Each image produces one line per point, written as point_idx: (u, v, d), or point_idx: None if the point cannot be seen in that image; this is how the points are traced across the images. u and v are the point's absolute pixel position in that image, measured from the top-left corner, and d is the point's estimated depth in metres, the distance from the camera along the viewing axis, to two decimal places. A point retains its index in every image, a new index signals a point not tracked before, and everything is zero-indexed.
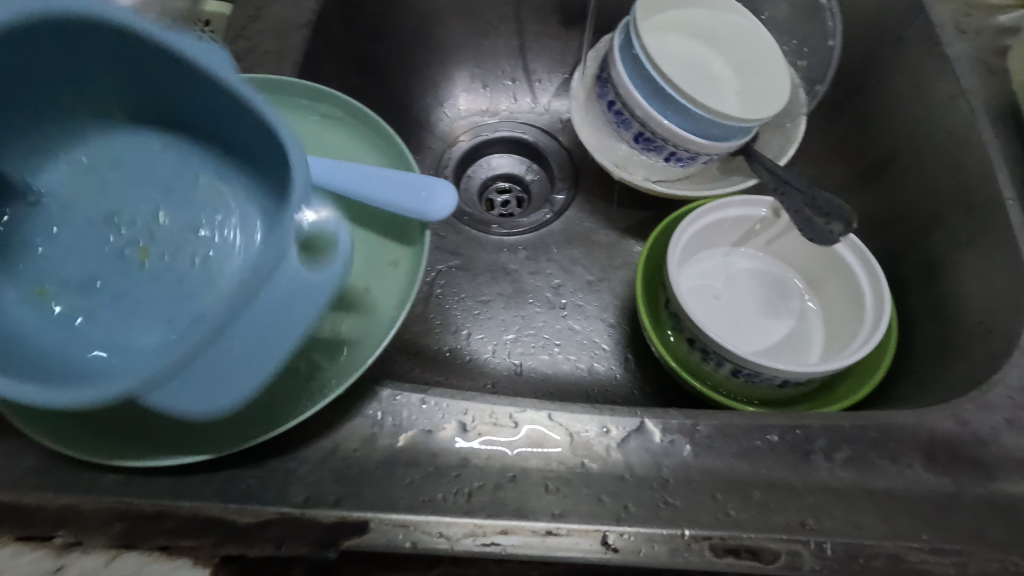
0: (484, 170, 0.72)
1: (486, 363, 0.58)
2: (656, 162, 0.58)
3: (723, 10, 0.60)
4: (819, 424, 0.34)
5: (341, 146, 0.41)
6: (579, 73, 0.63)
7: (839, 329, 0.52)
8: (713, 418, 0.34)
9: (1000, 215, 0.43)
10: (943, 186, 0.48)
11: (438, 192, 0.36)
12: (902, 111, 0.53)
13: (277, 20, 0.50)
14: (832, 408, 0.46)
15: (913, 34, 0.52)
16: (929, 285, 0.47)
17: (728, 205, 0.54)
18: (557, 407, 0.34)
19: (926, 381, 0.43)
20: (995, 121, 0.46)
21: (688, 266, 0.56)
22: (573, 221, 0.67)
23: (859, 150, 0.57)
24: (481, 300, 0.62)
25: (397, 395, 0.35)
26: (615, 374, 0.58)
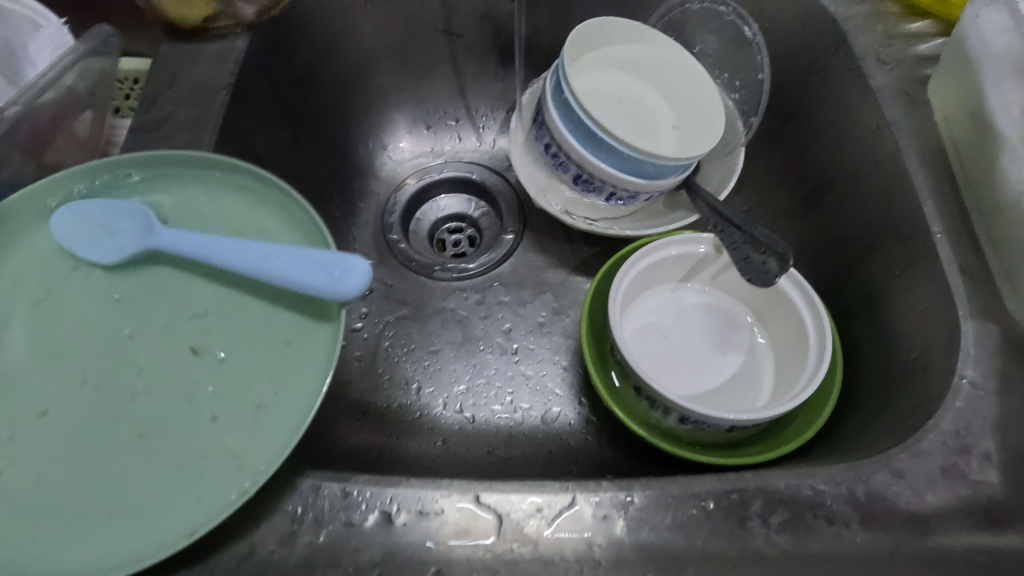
0: (433, 212, 0.70)
1: (438, 417, 0.57)
2: (597, 202, 0.57)
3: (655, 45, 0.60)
4: (754, 486, 0.33)
5: (261, 222, 0.40)
6: (517, 115, 0.62)
7: (786, 363, 0.51)
8: (646, 488, 0.33)
9: (929, 248, 0.43)
10: (876, 217, 0.48)
11: (351, 269, 0.35)
12: (834, 141, 0.53)
13: (192, 85, 0.49)
14: (780, 451, 0.45)
15: (839, 64, 0.52)
16: (870, 318, 0.47)
17: (669, 245, 0.53)
18: (485, 487, 0.33)
19: (869, 421, 0.42)
20: (920, 153, 0.46)
21: (635, 306, 0.55)
22: (523, 260, 0.66)
23: (799, 178, 0.56)
24: (431, 350, 0.60)
25: (319, 486, 0.33)
26: (569, 420, 0.56)
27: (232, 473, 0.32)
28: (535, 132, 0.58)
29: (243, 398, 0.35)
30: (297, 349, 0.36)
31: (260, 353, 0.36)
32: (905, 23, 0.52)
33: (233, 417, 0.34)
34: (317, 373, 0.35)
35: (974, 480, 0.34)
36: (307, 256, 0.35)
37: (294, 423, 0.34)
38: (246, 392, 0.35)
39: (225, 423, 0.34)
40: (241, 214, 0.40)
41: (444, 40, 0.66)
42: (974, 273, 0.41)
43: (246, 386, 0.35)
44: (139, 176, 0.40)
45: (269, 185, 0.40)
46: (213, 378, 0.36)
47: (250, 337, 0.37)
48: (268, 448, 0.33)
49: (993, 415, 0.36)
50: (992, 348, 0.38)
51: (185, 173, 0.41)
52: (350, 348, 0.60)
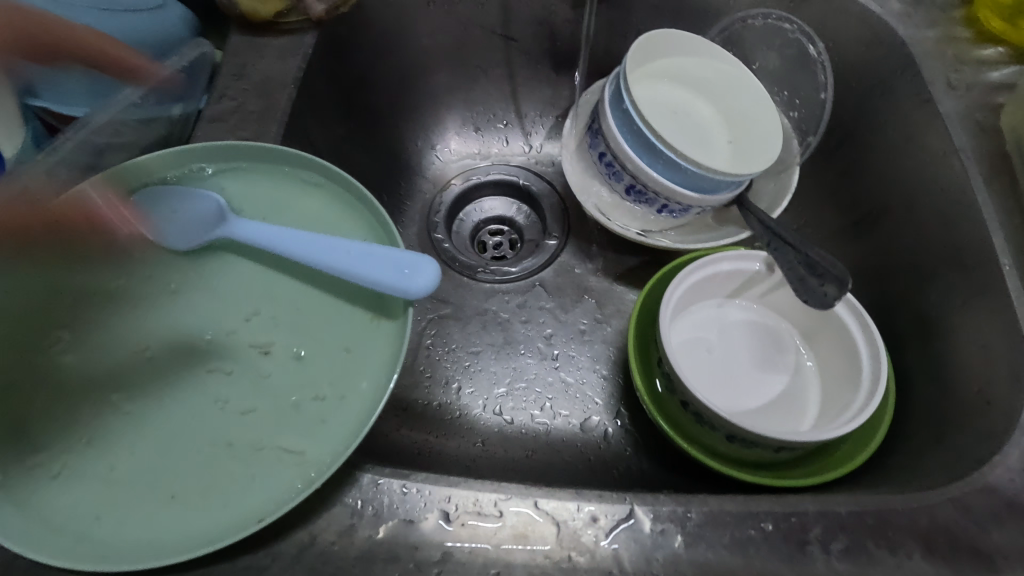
0: (477, 213, 0.71)
1: (476, 418, 0.57)
2: (648, 214, 0.57)
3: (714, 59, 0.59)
4: (815, 510, 0.33)
5: (328, 218, 0.41)
6: (569, 121, 0.63)
7: (835, 387, 0.51)
8: (705, 505, 0.33)
9: (997, 280, 0.42)
10: (937, 245, 0.47)
11: (421, 268, 0.35)
12: (895, 165, 0.52)
13: (262, 77, 0.50)
14: (831, 475, 0.44)
15: (905, 88, 0.52)
16: (926, 347, 0.47)
17: (721, 260, 0.53)
18: (542, 493, 0.33)
19: (925, 451, 0.42)
20: (989, 182, 0.45)
21: (682, 319, 0.55)
22: (566, 267, 0.66)
23: (854, 200, 0.56)
24: (472, 351, 0.61)
25: (378, 480, 0.34)
26: (608, 430, 0.56)
27: (297, 463, 0.33)
28: (589, 140, 0.58)
29: (308, 388, 0.35)
30: (361, 344, 0.36)
31: (324, 346, 0.37)
32: (976, 49, 0.51)
33: (299, 408, 0.35)
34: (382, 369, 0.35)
35: None
36: (378, 253, 0.36)
37: (358, 415, 0.34)
38: (311, 383, 0.36)
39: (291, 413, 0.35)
40: (309, 208, 0.41)
41: (500, 44, 0.66)
42: None
43: (312, 377, 0.36)
44: (213, 167, 0.41)
45: (340, 180, 0.41)
46: (281, 366, 0.36)
47: (315, 330, 0.37)
48: (333, 440, 0.34)
49: None
50: None
51: (256, 165, 0.42)
52: None
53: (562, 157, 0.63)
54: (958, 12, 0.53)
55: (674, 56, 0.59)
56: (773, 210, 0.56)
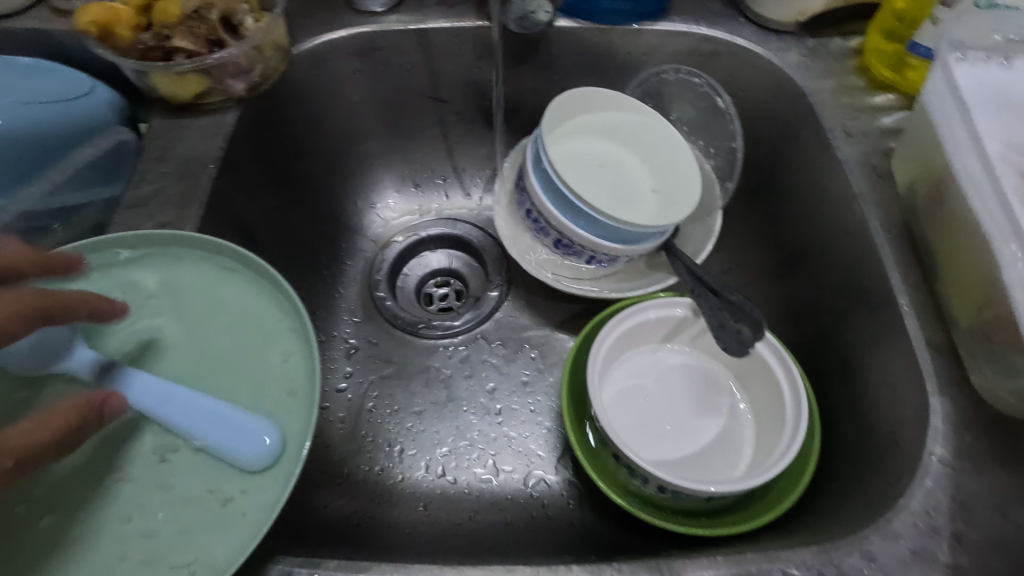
0: (420, 269, 0.71)
1: (419, 481, 0.57)
2: (578, 265, 0.59)
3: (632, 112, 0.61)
4: (726, 571, 0.33)
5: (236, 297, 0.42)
6: (499, 178, 0.64)
7: (765, 428, 0.51)
8: (618, 573, 0.33)
9: (898, 320, 0.44)
10: (848, 286, 0.49)
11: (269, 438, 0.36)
12: (807, 208, 0.54)
13: (183, 159, 0.51)
14: (761, 521, 0.44)
15: (809, 135, 0.54)
16: (845, 386, 0.48)
17: (648, 308, 0.54)
18: (455, 571, 0.33)
19: (846, 493, 0.42)
20: (887, 224, 0.47)
21: (616, 368, 0.56)
22: (508, 318, 0.66)
23: (775, 241, 0.58)
24: (415, 411, 0.60)
25: (289, 572, 0.33)
26: (552, 484, 0.56)
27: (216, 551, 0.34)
28: (517, 197, 0.60)
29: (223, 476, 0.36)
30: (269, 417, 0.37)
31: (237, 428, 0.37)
32: (869, 96, 0.54)
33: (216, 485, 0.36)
34: (300, 434, 0.37)
35: (946, 563, 0.34)
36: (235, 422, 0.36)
37: (274, 493, 0.35)
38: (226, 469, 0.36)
39: (208, 494, 0.35)
40: (216, 289, 0.42)
41: (432, 106, 0.68)
42: (941, 346, 0.41)
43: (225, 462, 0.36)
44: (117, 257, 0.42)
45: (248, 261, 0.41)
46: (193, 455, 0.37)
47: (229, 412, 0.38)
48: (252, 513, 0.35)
49: (962, 494, 0.36)
50: (962, 424, 0.38)
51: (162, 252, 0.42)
52: (334, 410, 0.60)
53: (495, 212, 0.64)
54: (852, 62, 0.56)
55: (593, 112, 0.61)
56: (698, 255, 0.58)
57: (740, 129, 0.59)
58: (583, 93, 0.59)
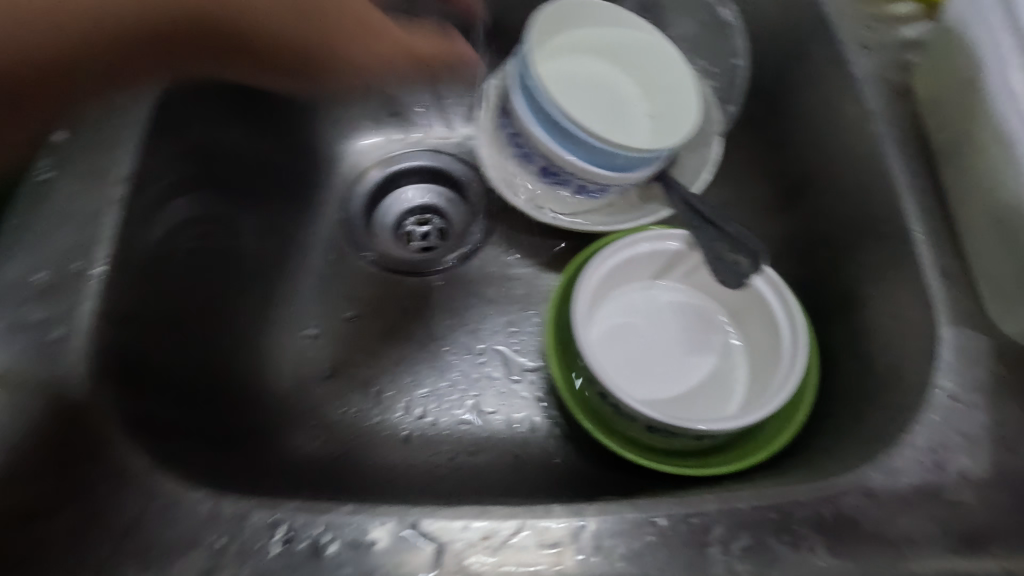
0: (399, 204, 0.66)
1: (397, 423, 0.54)
2: (566, 195, 0.54)
3: (628, 28, 0.55)
4: (717, 510, 0.31)
5: None
6: (482, 101, 0.60)
7: (760, 366, 0.49)
8: (600, 513, 0.31)
9: (908, 248, 0.40)
10: (856, 214, 0.45)
11: None
12: (815, 132, 0.50)
13: None
14: (752, 460, 0.43)
15: (821, 49, 0.49)
16: (848, 321, 0.45)
17: (639, 241, 0.51)
18: (425, 513, 0.31)
19: (843, 432, 0.40)
20: (904, 145, 0.43)
21: (605, 305, 0.52)
22: (492, 255, 0.62)
23: (778, 170, 0.54)
24: (393, 352, 0.57)
25: (242, 513, 0.31)
26: (536, 425, 0.54)
27: None
28: (500, 121, 0.55)
29: None
30: None
31: None
32: (888, 4, 0.48)
33: None
34: None
35: (952, 501, 0.32)
36: None
37: None
38: None
39: None
40: None
41: None
42: (956, 276, 0.38)
43: None
44: None
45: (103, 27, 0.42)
46: None
47: None
48: None
49: (970, 430, 0.33)
50: (972, 357, 0.35)
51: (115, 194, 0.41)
52: (306, 353, 0.56)
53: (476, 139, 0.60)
54: None
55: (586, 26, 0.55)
56: (695, 184, 0.53)
57: (746, 45, 0.55)
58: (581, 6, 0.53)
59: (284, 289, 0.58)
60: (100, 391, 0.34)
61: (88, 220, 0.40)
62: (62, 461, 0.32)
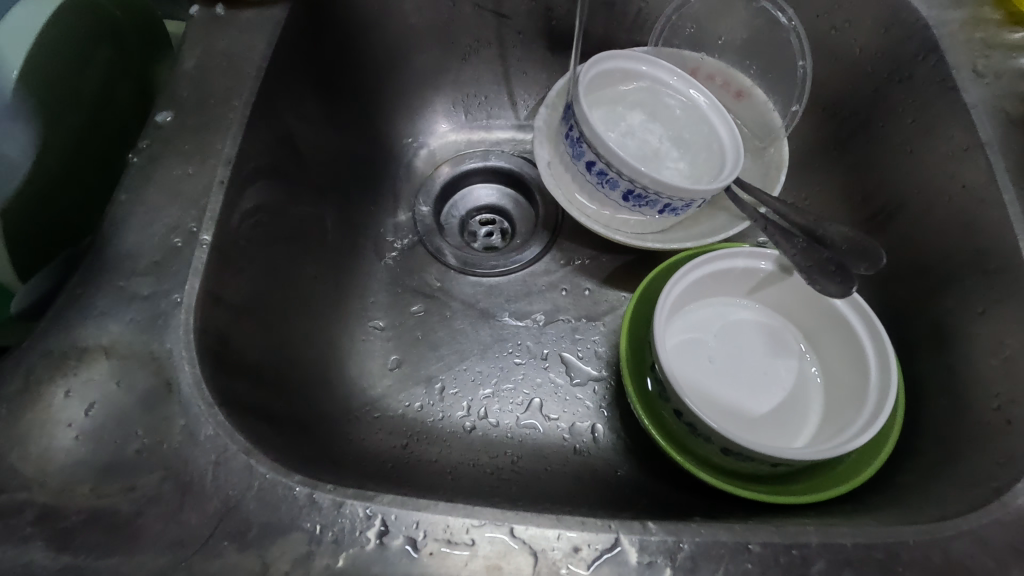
0: (465, 202, 0.66)
1: (458, 422, 0.54)
2: (649, 217, 0.52)
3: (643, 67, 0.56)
4: (818, 543, 0.30)
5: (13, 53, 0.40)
6: (544, 108, 0.58)
7: (838, 394, 0.47)
8: (696, 535, 0.30)
9: (1021, 286, 0.40)
10: (957, 246, 0.44)
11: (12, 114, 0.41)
12: (913, 159, 0.48)
13: (225, 57, 0.47)
14: (831, 492, 0.41)
15: (927, 73, 0.48)
16: (941, 357, 0.43)
17: (721, 259, 0.50)
18: (519, 519, 0.30)
19: (935, 471, 0.39)
20: (1017, 179, 0.41)
21: (679, 319, 0.51)
22: (558, 260, 0.62)
23: (864, 195, 0.52)
24: (457, 349, 0.57)
25: (339, 503, 0.31)
26: (598, 436, 0.53)
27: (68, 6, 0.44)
28: (570, 150, 0.52)
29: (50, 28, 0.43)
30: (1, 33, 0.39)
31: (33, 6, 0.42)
32: (1005, 33, 0.47)
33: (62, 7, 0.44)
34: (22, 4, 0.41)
35: None
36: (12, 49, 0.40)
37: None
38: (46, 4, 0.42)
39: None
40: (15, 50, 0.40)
41: (491, 22, 0.61)
42: None
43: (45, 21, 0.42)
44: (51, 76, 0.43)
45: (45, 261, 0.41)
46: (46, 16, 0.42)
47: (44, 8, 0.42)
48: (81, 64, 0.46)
49: None
50: None
51: (218, 176, 0.42)
52: (373, 343, 0.57)
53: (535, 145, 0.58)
54: None
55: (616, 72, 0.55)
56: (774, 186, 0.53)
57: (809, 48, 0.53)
58: (633, 55, 0.56)
59: (355, 279, 0.58)
60: (201, 367, 0.35)
61: (192, 200, 0.41)
62: (167, 435, 0.33)
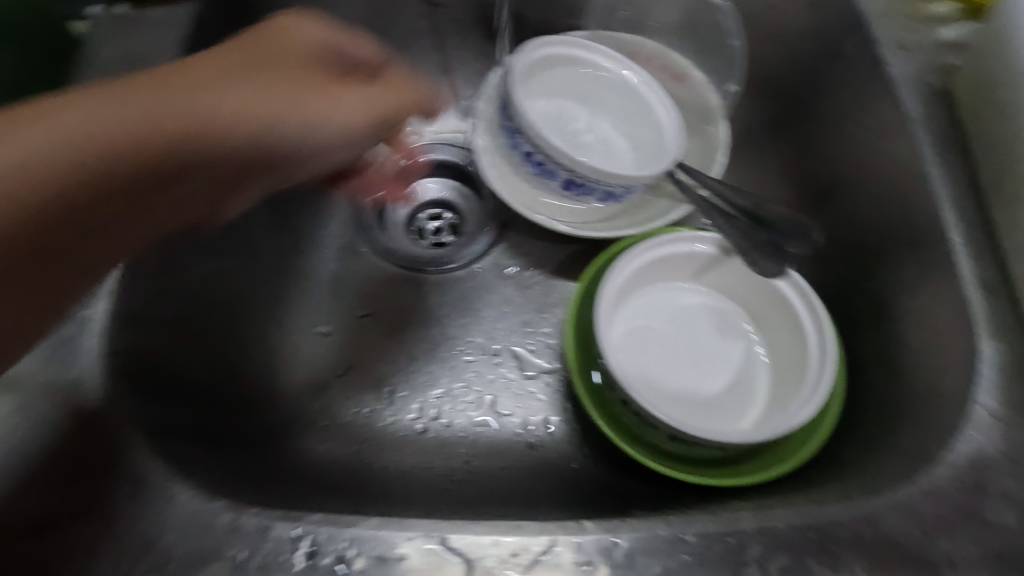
0: (411, 197, 0.64)
1: (410, 425, 0.53)
2: (592, 204, 0.51)
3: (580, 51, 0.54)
4: (754, 528, 0.30)
5: None
6: (480, 99, 0.57)
7: (783, 373, 0.48)
8: (633, 530, 0.30)
9: (946, 259, 0.39)
10: (889, 220, 0.44)
11: None
12: (846, 135, 0.49)
13: (133, 60, 0.45)
14: (774, 471, 0.42)
15: (855, 48, 0.48)
16: (877, 331, 0.44)
17: (665, 245, 0.50)
18: (453, 528, 0.30)
19: (873, 445, 0.39)
20: (941, 151, 0.42)
21: (626, 307, 0.51)
22: (507, 253, 0.61)
23: (802, 173, 0.53)
24: (406, 350, 0.56)
25: (264, 526, 0.30)
26: (552, 429, 0.53)
27: None
28: (507, 140, 0.51)
29: None
30: None
31: None
32: (928, 4, 0.47)
33: None
34: None
35: (994, 523, 0.31)
36: None
37: None
38: None
39: None
40: None
41: (423, 12, 0.59)
42: (996, 290, 0.37)
43: None
44: None
45: None
46: None
47: None
48: None
49: (1010, 449, 0.33)
50: (1011, 375, 0.35)
51: None
52: (317, 350, 0.55)
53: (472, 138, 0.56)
54: None
55: (552, 59, 0.53)
56: (712, 169, 0.53)
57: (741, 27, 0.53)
58: (570, 39, 0.54)
59: (296, 284, 0.57)
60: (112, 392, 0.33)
61: None
62: (81, 467, 0.31)
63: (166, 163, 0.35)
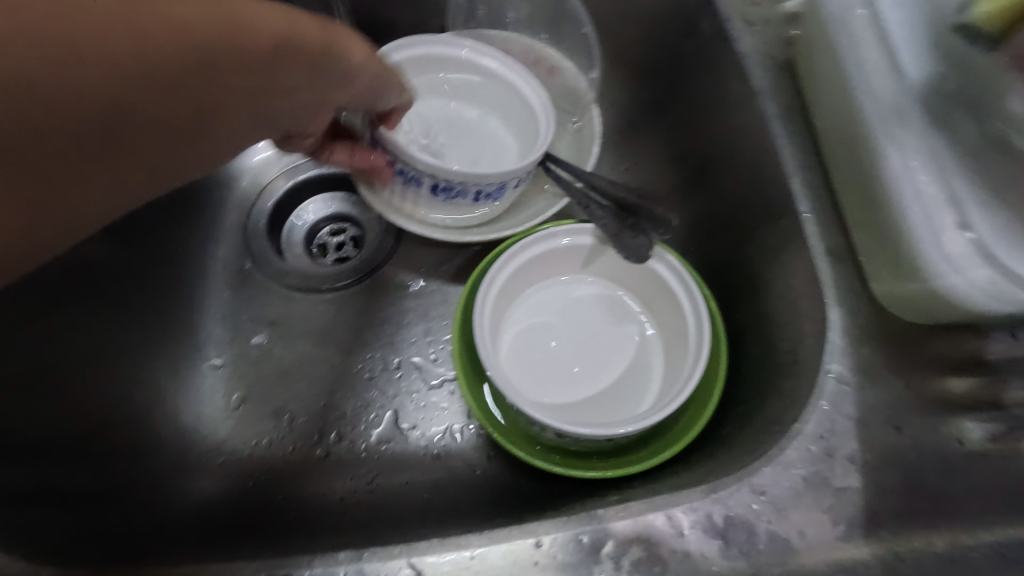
0: (307, 214, 0.62)
1: (312, 452, 0.51)
2: (466, 207, 0.50)
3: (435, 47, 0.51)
4: (606, 523, 0.30)
5: None
6: None
7: (672, 355, 0.48)
8: (484, 541, 0.30)
9: (798, 228, 0.40)
10: (752, 195, 0.45)
11: None
12: (711, 113, 0.49)
13: None
14: (661, 456, 0.42)
15: (708, 27, 0.48)
16: (752, 305, 0.45)
17: (545, 239, 0.49)
18: None
19: (747, 420, 0.40)
20: (788, 122, 0.42)
21: (515, 307, 0.51)
22: (404, 264, 0.60)
23: (682, 154, 0.53)
24: (304, 374, 0.55)
25: None
26: (458, 437, 0.52)
27: None
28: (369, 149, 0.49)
29: None
30: None
31: None
32: None
33: None
34: None
35: (843, 487, 0.31)
36: None
37: None
38: None
39: None
40: None
41: None
42: (844, 255, 0.38)
43: None
44: None
45: None
46: None
47: None
48: None
49: (859, 411, 0.33)
50: (858, 337, 0.35)
51: None
52: (209, 384, 0.53)
53: None
54: None
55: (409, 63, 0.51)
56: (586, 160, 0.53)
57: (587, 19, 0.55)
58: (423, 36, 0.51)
59: (181, 319, 0.54)
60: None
61: None
62: None
63: (176, 104, 0.29)
